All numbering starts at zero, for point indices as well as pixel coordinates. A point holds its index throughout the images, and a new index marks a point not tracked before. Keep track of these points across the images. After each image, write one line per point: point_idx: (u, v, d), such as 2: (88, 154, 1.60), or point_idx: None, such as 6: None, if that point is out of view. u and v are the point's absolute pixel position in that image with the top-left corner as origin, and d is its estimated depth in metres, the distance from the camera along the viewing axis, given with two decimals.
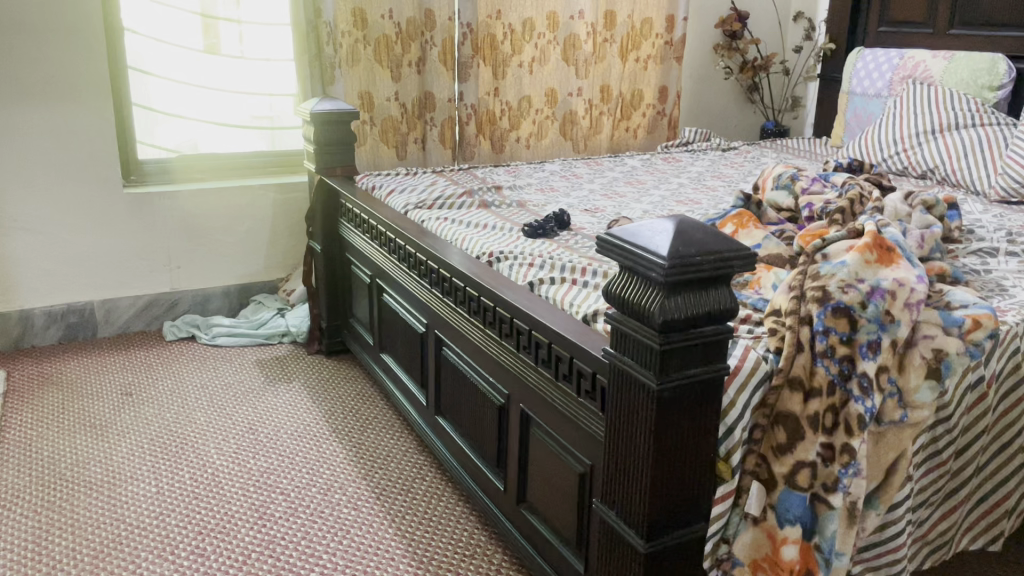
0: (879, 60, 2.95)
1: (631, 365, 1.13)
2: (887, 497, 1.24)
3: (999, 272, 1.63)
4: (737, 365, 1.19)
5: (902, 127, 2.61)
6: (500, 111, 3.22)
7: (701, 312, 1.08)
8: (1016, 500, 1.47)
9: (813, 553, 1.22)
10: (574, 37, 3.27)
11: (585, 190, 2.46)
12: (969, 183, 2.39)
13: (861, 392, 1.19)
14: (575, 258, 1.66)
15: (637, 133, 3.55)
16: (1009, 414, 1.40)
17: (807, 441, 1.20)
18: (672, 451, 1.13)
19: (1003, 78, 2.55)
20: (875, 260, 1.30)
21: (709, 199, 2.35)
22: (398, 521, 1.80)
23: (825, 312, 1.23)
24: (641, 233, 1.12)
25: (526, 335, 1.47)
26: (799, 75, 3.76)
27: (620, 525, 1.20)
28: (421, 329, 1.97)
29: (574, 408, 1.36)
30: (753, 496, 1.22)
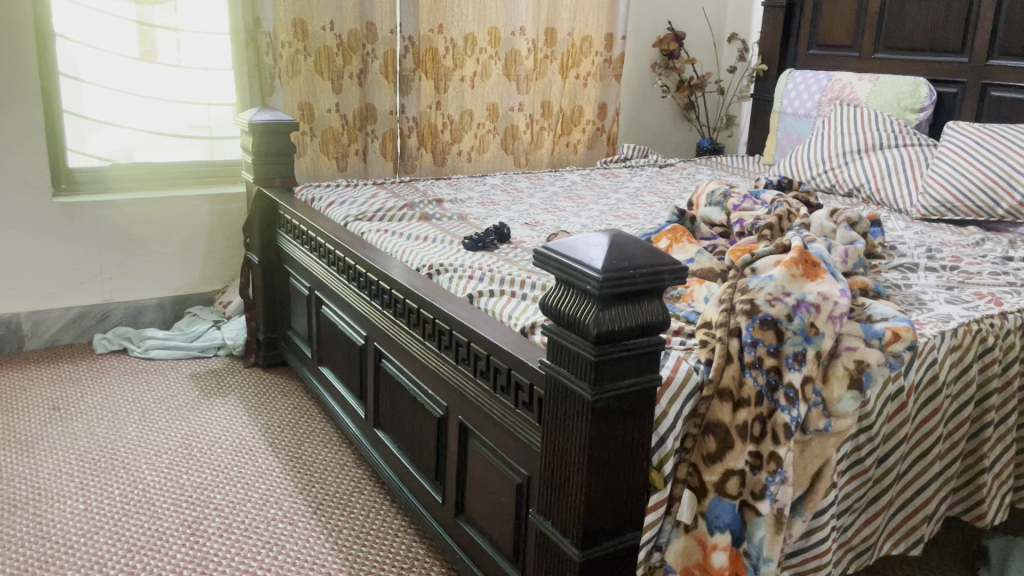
0: (809, 82, 3.06)
1: (568, 377, 1.15)
2: (813, 504, 1.28)
3: (919, 287, 1.70)
4: (670, 375, 1.22)
5: (830, 147, 2.70)
6: (442, 124, 3.23)
7: (634, 323, 1.10)
8: (934, 506, 1.52)
9: (742, 560, 1.25)
10: (515, 52, 3.30)
11: (525, 204, 2.49)
12: (893, 202, 2.48)
13: (788, 402, 1.23)
14: (514, 271, 1.68)
15: (577, 149, 3.60)
16: (928, 422, 1.46)
17: (736, 449, 1.23)
18: (607, 461, 1.15)
19: (924, 101, 2.68)
20: (800, 274, 1.35)
21: (646, 214, 2.39)
22: (335, 535, 1.78)
23: (753, 325, 1.27)
24: (577, 246, 1.14)
25: (465, 347, 1.48)
26: (733, 94, 3.87)
27: (556, 534, 1.21)
28: (360, 341, 1.96)
29: (512, 419, 1.37)
30: (685, 504, 1.24)
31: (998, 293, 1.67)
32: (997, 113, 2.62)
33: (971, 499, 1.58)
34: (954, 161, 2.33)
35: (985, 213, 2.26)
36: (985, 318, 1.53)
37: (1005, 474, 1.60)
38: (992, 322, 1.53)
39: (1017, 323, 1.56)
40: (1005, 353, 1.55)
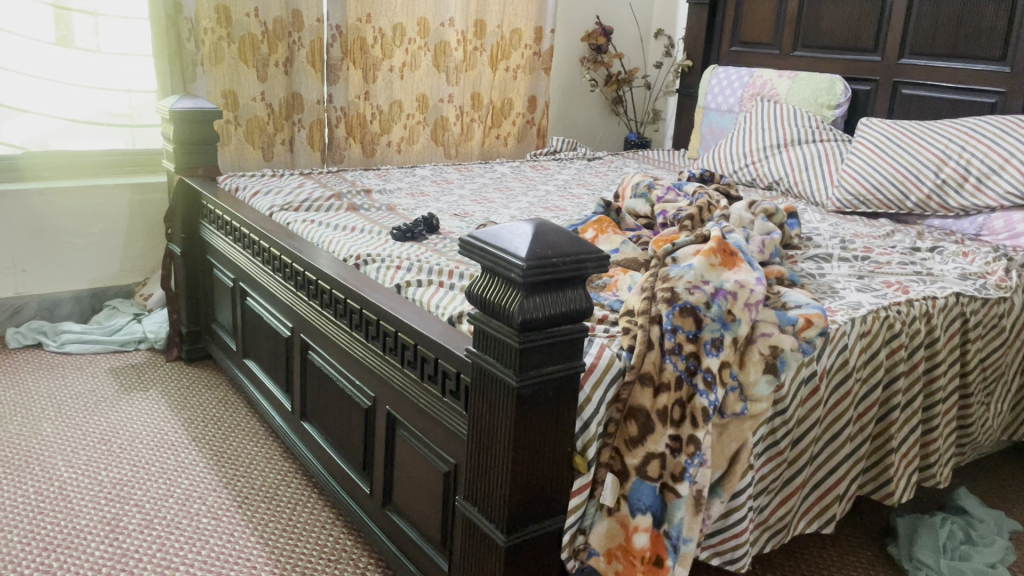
0: (731, 78, 3.14)
1: (493, 364, 1.16)
2: (730, 486, 1.33)
3: (833, 276, 1.77)
4: (593, 362, 1.25)
5: (751, 141, 2.78)
6: (370, 114, 3.21)
7: (558, 311, 1.12)
8: (846, 486, 1.58)
9: (663, 541, 1.28)
10: (444, 44, 3.29)
11: (454, 195, 2.49)
12: (810, 195, 2.57)
13: (706, 386, 1.28)
14: (443, 261, 1.69)
15: (507, 141, 3.62)
16: (838, 406, 1.52)
17: (657, 433, 1.27)
18: (532, 447, 1.17)
19: (839, 98, 2.78)
20: (719, 263, 1.40)
21: (574, 206, 2.42)
22: (261, 529, 1.76)
23: (673, 312, 1.31)
24: (502, 234, 1.15)
25: (392, 336, 1.48)
26: (659, 89, 3.94)
27: (483, 521, 1.23)
28: (286, 333, 1.94)
29: (439, 408, 1.38)
30: (607, 488, 1.26)
31: (905, 282, 1.74)
32: (908, 110, 2.73)
33: (880, 478, 1.64)
34: (867, 156, 2.42)
35: (895, 206, 2.36)
36: (892, 305, 1.60)
37: (912, 453, 1.66)
38: (899, 309, 1.60)
39: (922, 310, 1.63)
40: (911, 339, 1.61)
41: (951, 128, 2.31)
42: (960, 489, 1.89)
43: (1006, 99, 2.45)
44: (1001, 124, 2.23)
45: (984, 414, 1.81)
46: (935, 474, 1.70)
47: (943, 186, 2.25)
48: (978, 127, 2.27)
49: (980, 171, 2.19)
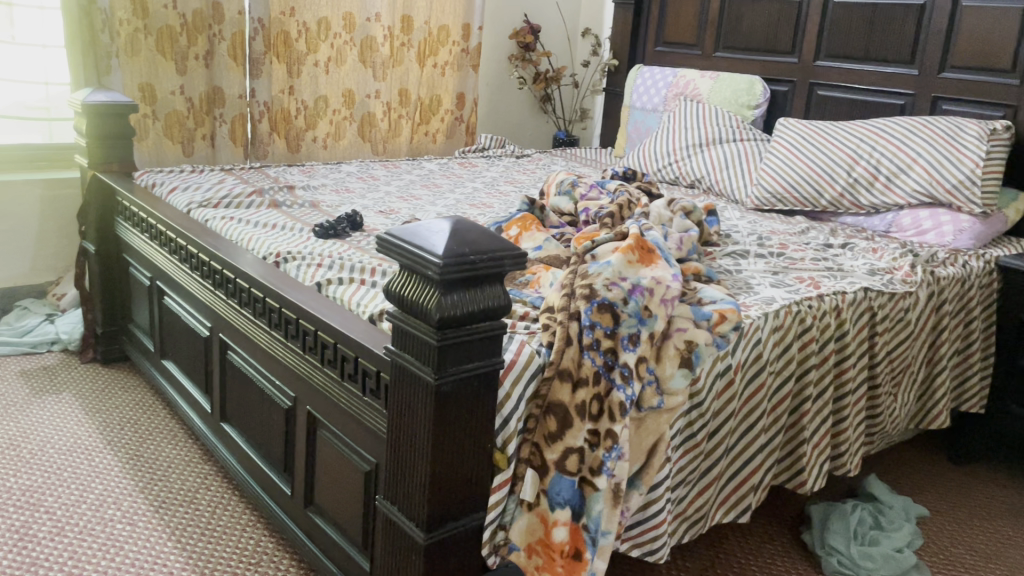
0: (656, 77, 3.19)
1: (411, 361, 1.16)
2: (648, 478, 1.35)
3: (749, 272, 1.82)
4: (512, 359, 1.26)
5: (675, 140, 2.84)
6: (295, 110, 3.16)
7: (476, 309, 1.13)
8: (760, 476, 1.62)
9: (582, 534, 1.28)
10: (371, 39, 3.26)
11: (380, 191, 2.47)
12: (730, 193, 2.64)
13: (623, 380, 1.29)
14: (365, 259, 1.67)
15: (436, 138, 3.60)
16: (753, 398, 1.56)
17: (575, 428, 1.28)
18: (450, 444, 1.17)
19: (759, 99, 2.87)
20: (636, 259, 1.43)
21: (500, 203, 2.43)
22: (178, 533, 1.72)
23: (591, 308, 1.33)
24: (420, 231, 1.15)
25: (312, 335, 1.46)
26: (586, 88, 3.98)
27: (403, 519, 1.22)
28: (204, 332, 1.89)
29: (358, 406, 1.36)
30: (527, 483, 1.29)
31: (817, 278, 1.80)
32: (823, 110, 2.81)
33: (793, 467, 1.69)
34: (784, 155, 2.49)
35: (810, 204, 2.43)
36: (804, 301, 1.65)
37: (824, 443, 1.71)
38: (810, 304, 1.66)
39: (832, 305, 1.69)
40: (821, 332, 1.67)
41: (863, 129, 2.40)
42: (870, 477, 1.96)
43: (914, 101, 2.55)
44: (910, 124, 2.31)
45: (893, 404, 1.88)
46: (846, 462, 1.76)
47: (854, 184, 2.34)
48: (888, 127, 2.35)
49: (890, 170, 2.28)
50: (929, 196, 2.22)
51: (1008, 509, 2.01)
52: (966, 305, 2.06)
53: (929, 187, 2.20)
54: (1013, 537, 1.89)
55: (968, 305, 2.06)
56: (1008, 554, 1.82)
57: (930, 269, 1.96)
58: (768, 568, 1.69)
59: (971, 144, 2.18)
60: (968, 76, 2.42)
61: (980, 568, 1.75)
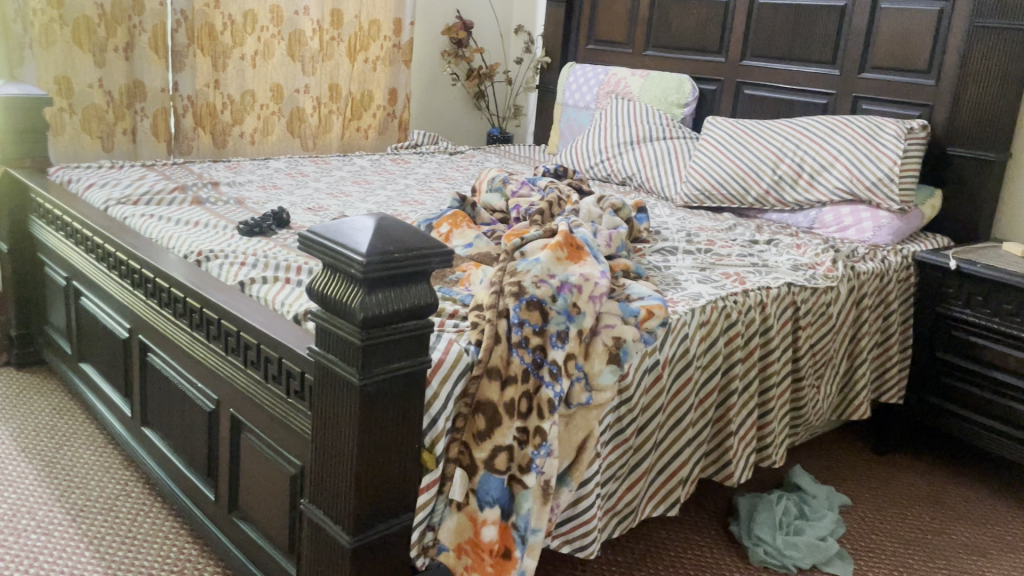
0: (587, 75, 3.21)
1: (335, 362, 1.14)
2: (577, 475, 1.36)
3: (677, 268, 1.84)
4: (440, 358, 1.24)
5: (606, 138, 2.86)
6: (221, 104, 3.08)
7: (402, 307, 1.11)
8: (689, 470, 1.64)
9: (511, 532, 1.29)
10: (299, 33, 3.20)
11: (309, 188, 2.42)
12: (660, 190, 2.67)
13: (551, 377, 1.29)
14: (291, 257, 1.63)
15: (367, 134, 3.55)
16: (681, 393, 1.58)
17: (504, 426, 1.27)
18: (375, 445, 1.15)
19: (688, 97, 2.90)
20: (565, 257, 1.43)
21: (432, 200, 2.40)
22: (97, 542, 1.66)
23: (519, 306, 1.32)
24: (343, 229, 1.13)
25: (234, 336, 1.43)
26: (520, 85, 3.98)
27: (328, 523, 1.20)
28: (124, 334, 1.83)
29: (283, 408, 1.33)
30: (456, 483, 1.26)
31: (742, 273, 1.84)
32: (750, 109, 2.86)
33: (720, 460, 1.72)
34: (712, 153, 2.53)
35: (737, 201, 2.48)
36: (729, 296, 1.68)
37: (750, 436, 1.74)
38: (736, 299, 1.68)
39: (757, 300, 1.72)
40: (747, 327, 1.70)
41: (787, 128, 2.45)
42: (795, 468, 2.01)
43: (836, 101, 2.62)
44: (831, 123, 2.37)
45: (816, 396, 1.93)
46: (772, 454, 1.80)
47: (779, 182, 2.39)
48: (811, 126, 2.41)
49: (813, 168, 2.34)
50: (850, 193, 2.28)
51: (925, 496, 2.08)
52: (886, 299, 2.12)
53: (850, 184, 2.27)
54: (929, 522, 1.96)
55: (887, 299, 2.12)
56: (926, 539, 1.88)
57: (850, 264, 2.02)
58: (696, 560, 1.72)
59: (889, 143, 2.24)
60: (887, 77, 2.49)
61: (897, 553, 1.81)
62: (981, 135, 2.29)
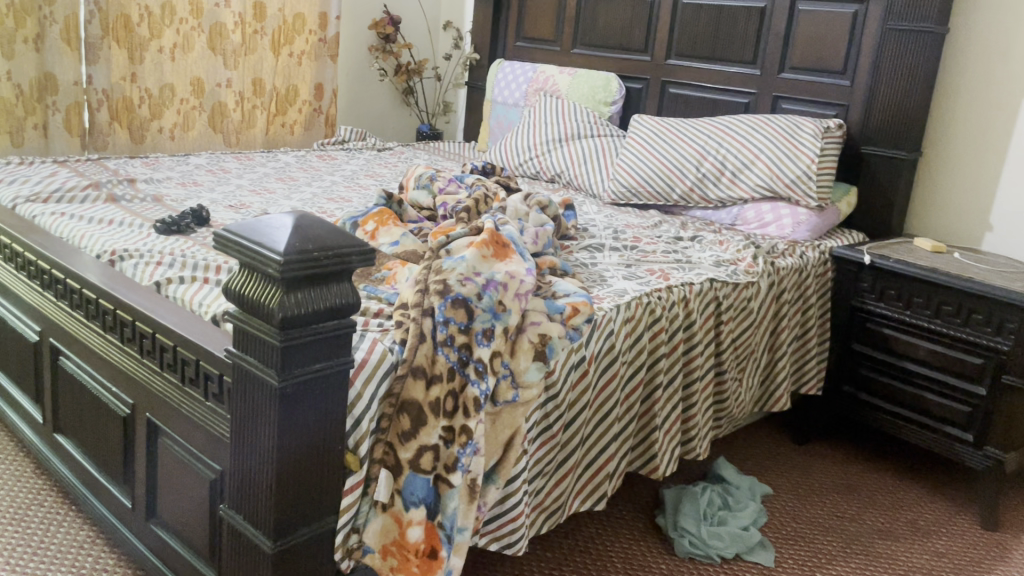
0: (516, 72, 3.21)
1: (254, 364, 1.11)
2: (504, 472, 1.36)
3: (603, 265, 1.86)
4: (364, 358, 1.23)
5: (535, 135, 2.87)
6: (139, 98, 2.99)
7: (322, 307, 1.09)
8: (615, 464, 1.66)
9: (437, 532, 1.28)
10: (220, 25, 3.12)
11: (231, 185, 2.36)
12: (588, 187, 2.69)
13: (477, 376, 1.29)
14: (210, 256, 1.58)
15: (293, 129, 3.48)
16: (607, 388, 1.60)
17: (429, 425, 1.26)
18: (295, 448, 1.13)
19: (615, 96, 2.94)
20: (491, 254, 1.43)
21: (359, 197, 2.37)
22: (6, 554, 1.59)
23: (445, 304, 1.31)
24: (261, 227, 1.11)
25: (150, 339, 1.38)
26: (449, 81, 3.96)
27: (248, 528, 1.17)
28: (34, 337, 1.75)
29: (201, 412, 1.30)
30: (380, 483, 1.26)
31: (667, 270, 1.87)
32: (675, 107, 2.90)
33: (646, 454, 1.74)
34: (638, 151, 2.57)
35: (663, 198, 2.51)
36: (654, 292, 1.70)
37: (674, 429, 1.77)
38: (660, 295, 1.71)
39: (681, 296, 1.75)
40: (671, 323, 1.73)
41: (710, 126, 2.50)
42: (719, 459, 2.05)
43: (756, 100, 2.69)
44: (753, 122, 2.43)
45: (738, 389, 1.97)
46: (696, 447, 1.83)
47: (703, 179, 2.43)
48: (733, 125, 2.46)
49: (735, 166, 2.39)
50: (770, 191, 2.34)
51: (842, 483, 2.15)
52: (804, 293, 2.18)
53: (770, 181, 2.32)
54: (846, 508, 2.03)
55: (806, 293, 2.18)
56: (842, 526, 1.94)
57: (771, 260, 2.07)
58: (624, 553, 1.74)
59: (807, 141, 2.31)
60: (805, 77, 2.56)
61: (816, 540, 1.87)
62: (893, 134, 2.38)
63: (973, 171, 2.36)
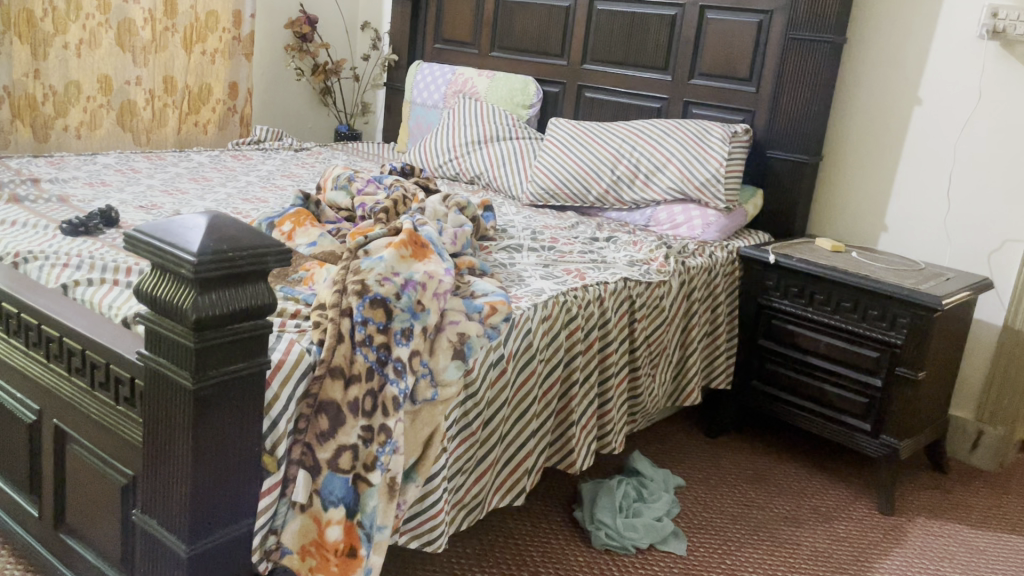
0: (435, 74, 3.22)
1: (167, 367, 1.10)
2: (424, 470, 1.37)
3: (521, 265, 1.90)
4: (280, 359, 1.23)
5: (454, 137, 2.88)
6: (42, 96, 2.88)
7: (237, 307, 1.09)
8: (533, 460, 1.70)
9: (357, 531, 1.28)
10: (129, 22, 3.04)
11: (141, 185, 2.30)
12: (507, 189, 2.72)
13: (396, 374, 1.30)
14: (120, 258, 1.54)
15: (207, 129, 3.40)
16: (525, 386, 1.63)
17: (348, 425, 1.27)
18: (210, 450, 1.12)
19: (533, 99, 2.99)
20: (409, 254, 1.44)
21: (275, 198, 2.35)
22: None
23: (363, 304, 1.32)
24: (173, 228, 1.09)
25: (57, 343, 1.34)
26: (367, 82, 3.95)
27: (162, 532, 1.16)
28: None
29: (111, 417, 1.27)
30: (299, 484, 1.26)
31: (583, 269, 1.91)
32: (591, 111, 2.97)
33: (564, 450, 1.78)
34: (555, 154, 2.61)
35: (579, 200, 2.57)
36: (570, 292, 1.75)
37: (591, 425, 1.82)
38: (576, 294, 1.76)
39: (596, 294, 1.80)
40: (586, 321, 1.78)
41: (625, 130, 2.57)
42: (634, 453, 2.11)
43: (668, 105, 2.77)
44: (664, 127, 2.51)
45: (652, 384, 2.04)
46: (612, 441, 1.88)
47: (618, 182, 2.50)
48: (646, 129, 2.54)
49: (648, 169, 2.46)
50: (681, 193, 2.42)
51: (750, 474, 2.24)
52: (713, 292, 2.26)
53: (681, 184, 2.40)
54: (754, 497, 2.11)
55: (715, 291, 2.27)
56: (750, 514, 2.02)
57: (681, 259, 2.14)
58: (542, 547, 1.78)
59: (715, 145, 2.40)
60: (714, 84, 2.66)
61: (726, 528, 1.95)
62: (796, 139, 2.49)
63: (870, 174, 2.49)
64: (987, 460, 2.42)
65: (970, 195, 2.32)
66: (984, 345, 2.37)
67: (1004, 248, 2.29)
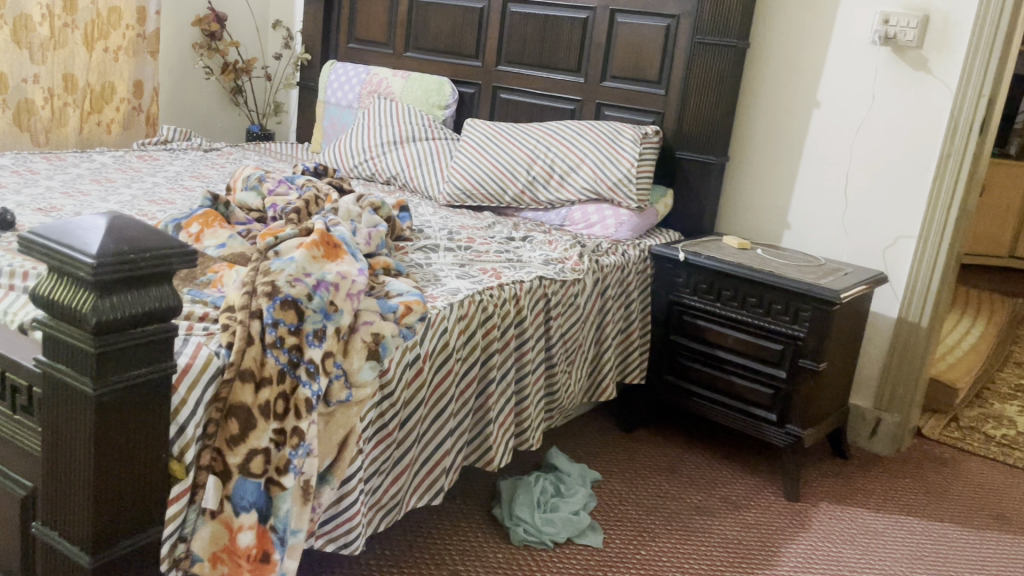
0: (349, 73, 3.19)
1: (66, 373, 1.06)
2: (339, 472, 1.37)
3: (437, 265, 1.90)
4: (187, 363, 1.20)
5: (369, 137, 2.86)
6: None
7: (140, 310, 1.06)
8: (451, 458, 1.71)
9: (269, 535, 1.27)
10: (25, 17, 2.91)
11: (40, 187, 2.21)
12: (423, 189, 2.72)
13: (308, 376, 1.29)
14: (17, 261, 1.48)
15: (110, 129, 3.28)
16: (442, 385, 1.63)
17: (259, 428, 1.25)
18: (113, 457, 1.08)
19: (448, 100, 2.99)
20: (321, 255, 1.42)
21: (184, 199, 2.28)
22: None
23: (273, 306, 1.30)
24: (71, 229, 1.06)
25: None
26: (279, 82, 3.89)
27: (64, 543, 1.12)
28: None
29: (8, 426, 1.22)
30: (209, 490, 1.24)
31: (498, 269, 1.93)
32: (505, 113, 2.99)
33: (482, 447, 1.80)
34: (471, 154, 2.62)
35: (495, 200, 2.58)
36: (486, 290, 1.76)
37: (508, 422, 1.84)
38: (491, 293, 1.77)
39: (512, 293, 1.82)
40: (502, 319, 1.79)
41: (539, 131, 2.60)
42: (552, 449, 2.13)
43: (581, 107, 2.82)
44: (578, 128, 2.55)
45: (568, 380, 2.07)
46: (528, 438, 1.91)
47: (533, 182, 2.53)
48: (560, 130, 2.57)
49: (562, 170, 2.50)
50: (595, 193, 2.46)
51: (664, 466, 2.30)
52: (626, 289, 2.32)
53: (595, 184, 2.45)
54: (668, 489, 2.17)
55: (627, 289, 2.32)
56: (664, 505, 2.08)
57: (595, 258, 2.18)
58: (461, 545, 1.78)
59: (627, 146, 2.44)
60: (625, 85, 2.72)
61: (641, 519, 1.99)
62: (704, 140, 2.57)
63: (773, 174, 2.59)
64: (886, 446, 2.54)
65: (866, 194, 2.44)
66: (881, 337, 2.49)
67: (897, 244, 2.41)
